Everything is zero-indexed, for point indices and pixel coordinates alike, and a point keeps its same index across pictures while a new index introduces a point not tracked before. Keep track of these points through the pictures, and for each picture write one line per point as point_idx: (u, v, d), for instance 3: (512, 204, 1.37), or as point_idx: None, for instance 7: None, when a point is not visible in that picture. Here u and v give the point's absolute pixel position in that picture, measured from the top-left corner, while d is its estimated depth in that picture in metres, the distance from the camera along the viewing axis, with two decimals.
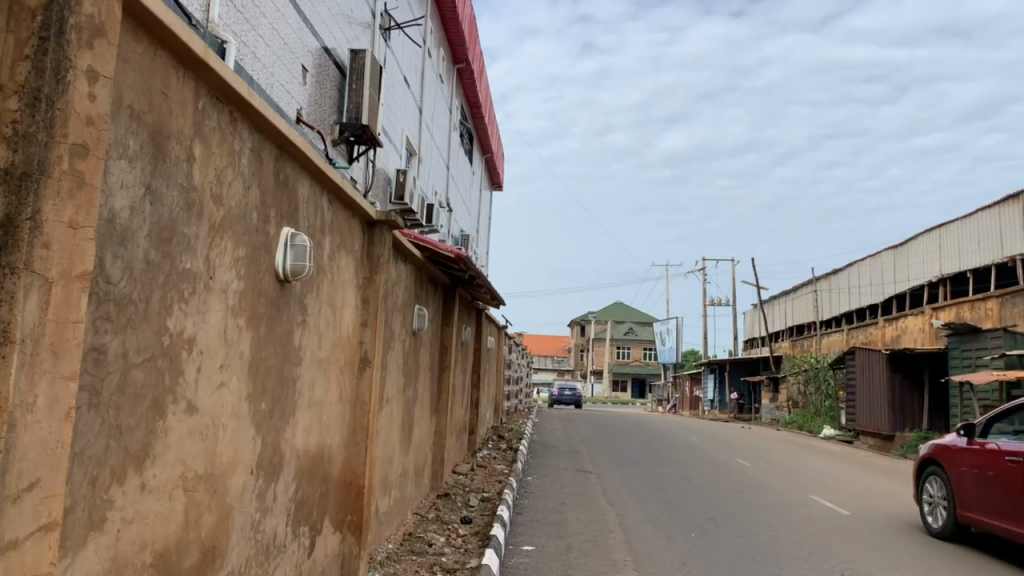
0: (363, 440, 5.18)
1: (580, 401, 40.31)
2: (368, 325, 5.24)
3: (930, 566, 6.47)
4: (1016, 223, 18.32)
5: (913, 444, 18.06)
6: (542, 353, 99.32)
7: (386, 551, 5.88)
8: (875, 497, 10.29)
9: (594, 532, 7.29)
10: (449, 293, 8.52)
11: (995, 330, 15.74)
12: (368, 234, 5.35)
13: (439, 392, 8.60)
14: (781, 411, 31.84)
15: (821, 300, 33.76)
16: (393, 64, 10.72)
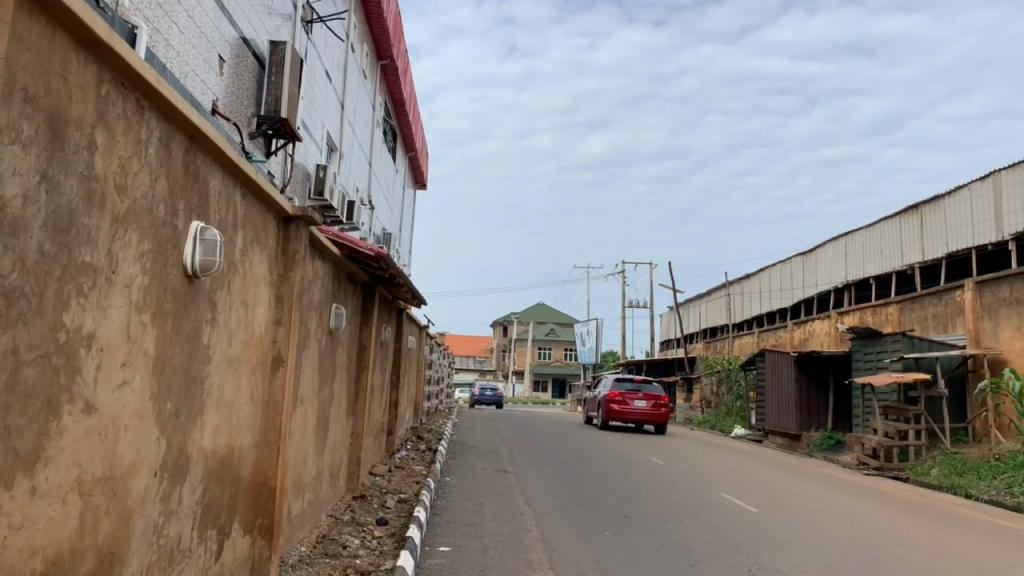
0: (276, 442, 5.05)
1: (500, 401, 40.44)
2: (282, 323, 5.12)
3: (832, 560, 6.75)
4: (915, 233, 19.28)
5: (819, 443, 18.82)
6: (463, 352, 99.39)
7: (299, 554, 5.77)
8: (783, 494, 10.66)
9: (511, 532, 7.31)
10: (369, 293, 8.42)
11: (895, 334, 16.44)
12: (284, 229, 5.21)
13: (356, 392, 8.47)
14: (694, 411, 32.64)
15: (733, 304, 34.89)
16: (314, 57, 10.51)
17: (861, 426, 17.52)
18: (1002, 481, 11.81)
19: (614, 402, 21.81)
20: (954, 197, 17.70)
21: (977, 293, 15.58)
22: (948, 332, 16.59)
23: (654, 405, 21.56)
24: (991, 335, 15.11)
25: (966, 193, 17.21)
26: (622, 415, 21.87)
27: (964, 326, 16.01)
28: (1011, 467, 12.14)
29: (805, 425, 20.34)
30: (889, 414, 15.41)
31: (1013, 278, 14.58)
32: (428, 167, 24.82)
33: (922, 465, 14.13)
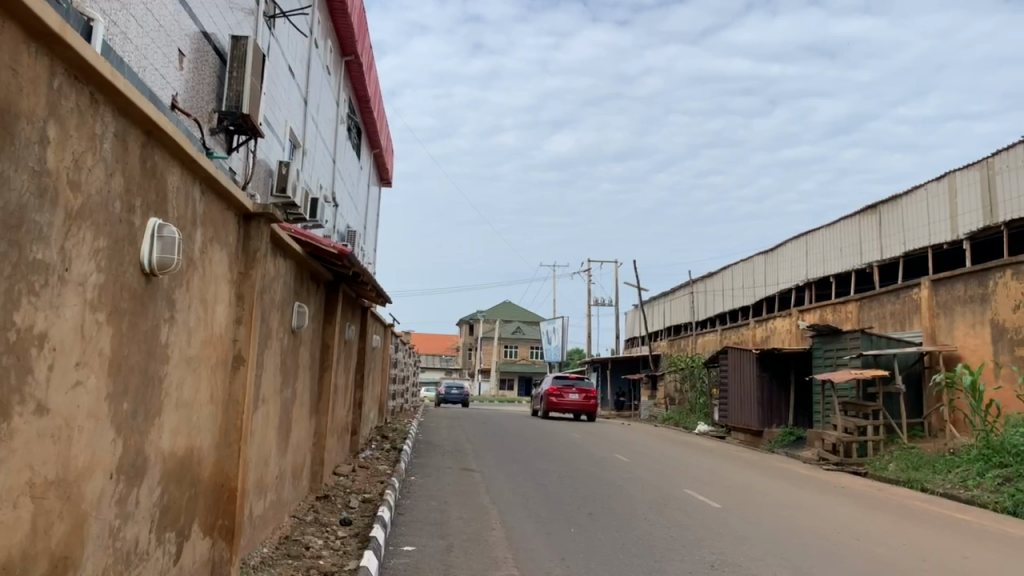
0: (237, 442, 4.98)
1: (467, 399, 40.43)
2: (243, 322, 5.04)
3: (793, 555, 6.84)
4: (873, 232, 19.63)
5: (780, 438, 19.14)
6: (429, 350, 99.25)
7: (261, 555, 5.70)
8: (745, 490, 10.78)
9: (476, 530, 7.32)
10: (332, 291, 8.34)
11: (853, 331, 16.77)
12: (244, 227, 5.13)
13: (319, 391, 8.39)
14: (659, 408, 32.93)
15: (696, 302, 35.28)
16: (277, 52, 10.38)
17: (821, 422, 17.84)
18: (957, 474, 12.10)
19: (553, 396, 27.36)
20: (911, 197, 18.04)
21: (933, 291, 15.92)
22: (905, 329, 16.95)
23: (584, 396, 27.70)
24: (947, 332, 15.46)
25: (923, 193, 17.55)
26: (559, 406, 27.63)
27: (920, 323, 16.36)
28: (966, 461, 12.44)
29: (766, 421, 20.69)
30: (848, 410, 15.72)
31: (967, 276, 14.92)
32: (393, 164, 24.69)
33: (880, 460, 14.43)
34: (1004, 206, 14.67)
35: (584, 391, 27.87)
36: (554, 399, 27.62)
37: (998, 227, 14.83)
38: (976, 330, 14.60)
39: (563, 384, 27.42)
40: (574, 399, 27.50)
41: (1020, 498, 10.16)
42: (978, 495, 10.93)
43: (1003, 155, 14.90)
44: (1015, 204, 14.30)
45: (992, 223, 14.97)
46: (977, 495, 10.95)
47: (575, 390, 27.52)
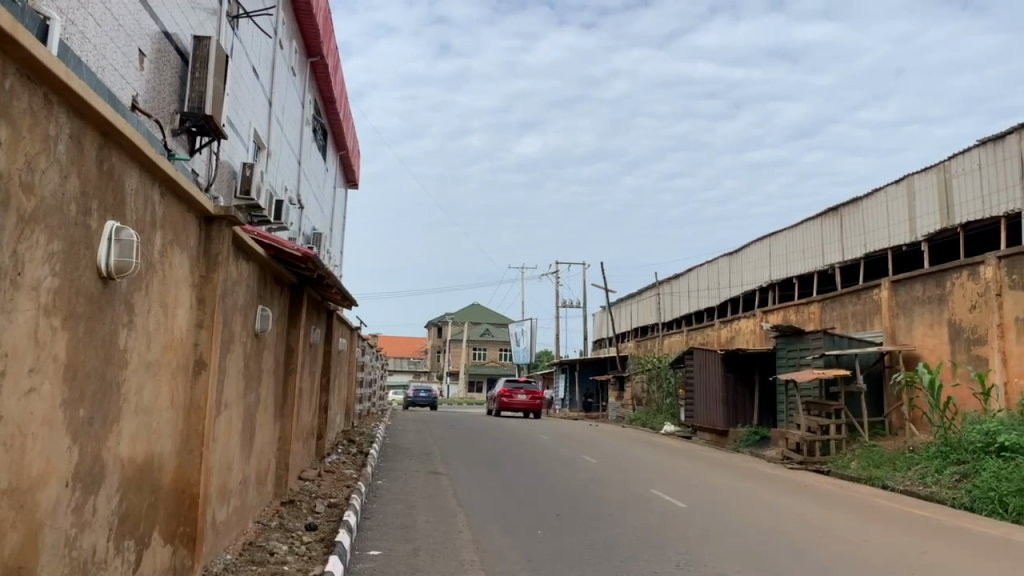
0: (199, 448, 4.91)
1: (435, 402, 40.27)
2: (204, 326, 4.98)
3: (757, 553, 6.91)
4: (835, 233, 19.96)
5: (745, 437, 19.37)
6: (397, 352, 98.79)
7: (224, 562, 5.63)
8: (711, 489, 10.87)
9: (443, 533, 7.30)
10: (297, 294, 8.26)
11: (816, 332, 16.92)
12: (206, 229, 5.06)
13: (284, 395, 8.30)
14: (627, 409, 33.12)
15: (662, 303, 35.56)
16: (240, 53, 10.27)
17: (784, 421, 18.08)
18: (916, 472, 12.35)
19: (504, 396, 31.44)
20: (871, 199, 18.37)
21: (892, 291, 16.23)
22: (866, 329, 17.24)
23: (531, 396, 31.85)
24: (906, 332, 15.76)
25: (883, 195, 17.87)
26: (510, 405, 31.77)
27: (880, 323, 16.66)
28: (925, 458, 12.69)
29: (731, 421, 20.95)
30: (811, 409, 15.97)
31: (925, 277, 15.22)
32: (360, 166, 24.53)
33: (842, 458, 14.67)
34: (961, 209, 15.01)
35: (532, 392, 31.98)
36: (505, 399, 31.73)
37: (955, 229, 15.17)
38: (934, 330, 14.91)
39: (513, 386, 31.35)
40: (522, 398, 31.60)
41: (976, 494, 10.40)
42: (936, 491, 11.16)
43: (959, 158, 15.23)
44: (971, 206, 14.65)
45: (948, 225, 15.32)
46: (935, 492, 11.19)
47: (523, 391, 31.62)
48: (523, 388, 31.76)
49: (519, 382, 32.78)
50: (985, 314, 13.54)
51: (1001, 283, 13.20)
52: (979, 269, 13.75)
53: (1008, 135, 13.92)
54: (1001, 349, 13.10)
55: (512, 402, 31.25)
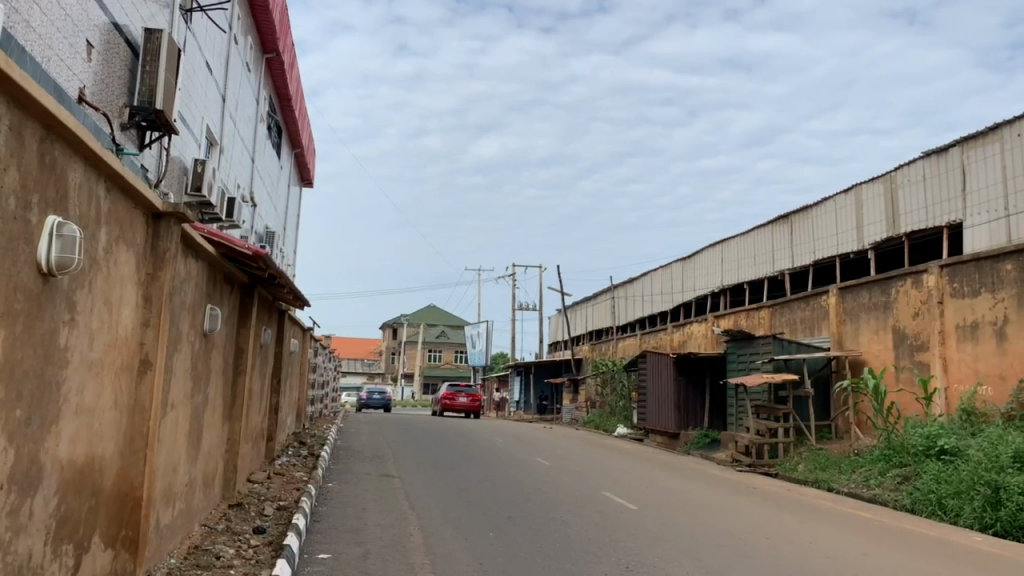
0: (143, 449, 4.80)
1: (388, 404, 39.96)
2: (151, 325, 4.87)
3: (703, 554, 6.99)
4: (785, 240, 20.33)
5: (696, 440, 19.63)
6: (352, 354, 97.91)
7: (168, 566, 5.51)
8: (663, 492, 10.97)
9: (394, 536, 7.26)
10: (247, 292, 8.13)
11: (766, 337, 17.30)
12: (153, 226, 4.95)
13: (234, 396, 8.16)
14: (581, 412, 33.22)
15: (616, 307, 35.85)
16: (193, 47, 10.06)
17: (734, 424, 18.34)
18: (861, 474, 12.65)
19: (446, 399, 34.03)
20: (821, 207, 18.75)
21: (840, 298, 16.58)
22: (814, 335, 17.60)
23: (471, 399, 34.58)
24: (853, 337, 16.12)
25: (831, 204, 18.25)
26: (450, 407, 34.37)
27: (828, 329, 17.01)
28: (869, 461, 13.01)
29: (682, 424, 21.11)
30: (760, 412, 16.19)
31: (872, 284, 15.60)
32: (315, 165, 24.25)
33: (790, 461, 14.92)
34: (906, 218, 15.41)
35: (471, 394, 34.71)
36: (446, 401, 34.27)
37: (901, 238, 15.58)
38: (880, 336, 15.27)
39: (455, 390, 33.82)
40: (463, 401, 34.28)
41: (917, 496, 10.72)
42: (879, 494, 11.46)
43: (905, 169, 15.63)
44: (917, 216, 15.05)
45: (894, 234, 15.72)
46: (879, 493, 11.48)
47: (464, 394, 34.16)
48: (463, 391, 34.30)
49: (459, 386, 35.14)
50: (928, 321, 13.93)
51: (943, 291, 13.61)
52: (923, 276, 14.14)
53: (952, 148, 14.34)
54: (943, 355, 13.51)
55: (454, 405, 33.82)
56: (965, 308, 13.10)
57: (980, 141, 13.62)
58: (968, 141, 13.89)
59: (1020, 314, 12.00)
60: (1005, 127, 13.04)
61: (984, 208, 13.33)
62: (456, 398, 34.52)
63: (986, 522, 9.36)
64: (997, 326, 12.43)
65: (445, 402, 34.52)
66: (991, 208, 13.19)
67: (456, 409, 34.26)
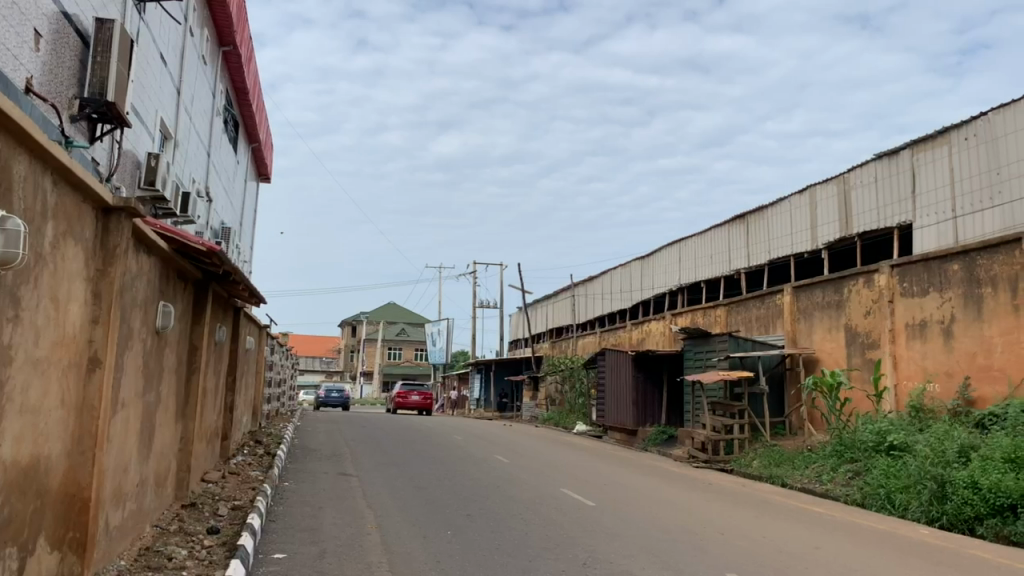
0: (91, 449, 4.70)
1: (346, 402, 39.60)
2: (100, 323, 4.75)
3: (661, 550, 7.05)
4: (741, 240, 20.65)
5: (654, 437, 19.84)
6: (310, 351, 96.81)
7: (118, 568, 5.40)
8: (619, 488, 11.06)
9: (350, 535, 7.21)
10: (201, 289, 7.98)
11: (722, 335, 17.54)
12: (103, 220, 4.84)
13: (187, 394, 8.01)
14: (541, 409, 33.33)
15: (577, 304, 35.98)
16: (147, 38, 9.84)
17: (691, 421, 18.58)
18: (814, 470, 12.89)
19: (399, 397, 34.14)
20: (776, 207, 19.06)
21: (794, 297, 16.89)
22: (769, 333, 17.90)
23: (423, 397, 34.74)
24: (806, 335, 16.43)
25: (786, 204, 18.57)
26: (404, 404, 34.47)
27: (782, 327, 17.32)
28: (821, 457, 13.27)
29: (640, 420, 21.32)
30: (716, 409, 16.42)
31: (825, 283, 15.90)
32: (272, 159, 23.94)
33: (745, 457, 15.17)
34: (859, 219, 15.74)
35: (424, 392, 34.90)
36: (399, 399, 34.35)
37: (853, 238, 15.92)
38: (833, 334, 15.58)
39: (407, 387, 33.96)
40: (416, 398, 34.40)
41: (867, 491, 10.98)
42: (831, 489, 11.70)
43: (858, 171, 15.96)
44: (869, 217, 15.39)
45: (847, 234, 16.06)
46: (831, 488, 11.72)
47: (417, 391, 34.30)
48: (416, 388, 34.44)
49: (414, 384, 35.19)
50: (879, 320, 14.25)
51: (894, 291, 13.94)
52: (874, 276, 14.46)
53: (902, 150, 14.67)
54: (893, 353, 13.84)
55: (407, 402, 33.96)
56: (914, 307, 13.43)
57: (929, 145, 13.96)
58: (918, 144, 14.23)
59: (966, 313, 12.35)
60: (954, 131, 13.38)
61: (932, 210, 13.69)
62: (410, 395, 34.59)
63: (932, 516, 9.63)
64: (944, 325, 12.78)
65: (399, 400, 34.59)
66: (939, 210, 13.54)
67: (410, 408, 34.56)
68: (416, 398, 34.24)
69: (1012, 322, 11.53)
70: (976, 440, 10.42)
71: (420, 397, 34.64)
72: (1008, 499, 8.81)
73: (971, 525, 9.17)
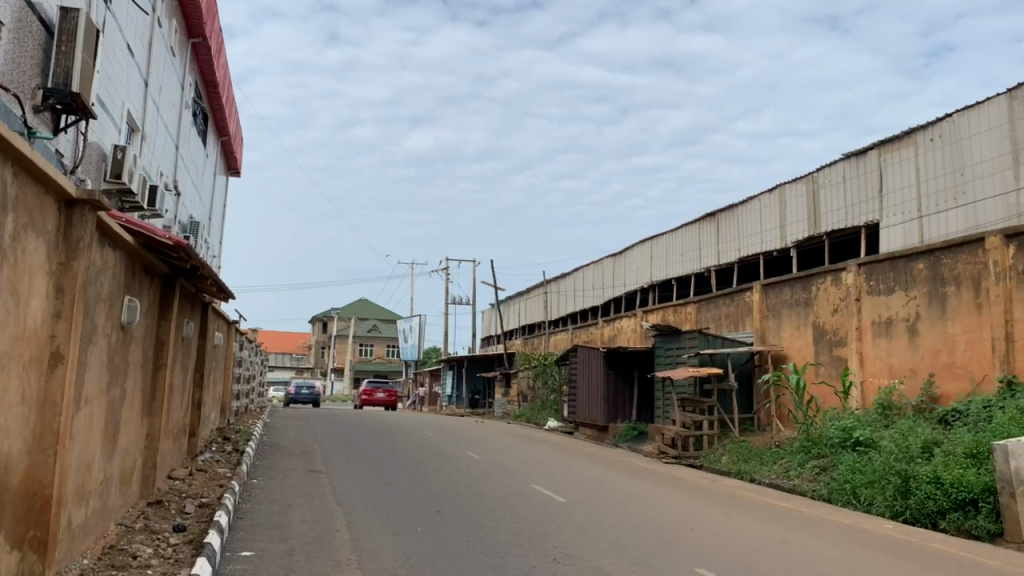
0: (53, 446, 4.61)
1: (317, 399, 39.30)
2: (62, 317, 4.66)
3: (630, 546, 7.09)
4: (712, 238, 20.83)
5: (624, 433, 19.96)
6: (280, 347, 95.88)
7: (81, 566, 5.32)
8: (589, 484, 11.11)
9: (318, 532, 7.18)
10: (168, 284, 7.87)
11: (692, 332, 17.66)
12: (66, 214, 4.75)
13: (153, 391, 7.88)
14: (513, 406, 33.40)
15: (549, 301, 36.03)
16: (113, 28, 9.67)
17: (661, 417, 18.71)
18: (781, 466, 13.05)
19: (365, 394, 34.16)
20: (745, 206, 19.25)
21: (763, 294, 17.08)
22: (738, 330, 18.07)
23: (388, 395, 34.84)
24: (775, 333, 16.64)
25: (755, 203, 18.76)
26: (370, 402, 34.48)
27: (751, 325, 17.52)
28: (789, 453, 13.43)
29: (611, 417, 21.39)
30: (686, 406, 16.55)
31: (793, 281, 16.10)
32: (242, 153, 23.67)
33: (714, 453, 15.32)
34: (827, 217, 15.95)
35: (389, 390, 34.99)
36: (365, 397, 34.38)
37: (821, 237, 16.14)
38: (801, 332, 15.77)
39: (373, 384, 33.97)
40: (381, 396, 34.44)
41: (833, 486, 11.13)
42: (798, 484, 11.85)
43: (825, 170, 16.16)
44: (837, 216, 15.60)
45: (815, 233, 16.28)
46: (798, 484, 11.88)
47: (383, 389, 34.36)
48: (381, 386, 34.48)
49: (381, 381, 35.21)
50: (846, 318, 14.45)
51: (860, 289, 14.15)
52: (841, 275, 14.66)
53: (869, 150, 14.87)
54: (859, 350, 14.05)
55: (372, 399, 34.02)
56: (880, 305, 13.65)
57: (896, 145, 14.17)
58: (885, 145, 14.44)
59: (931, 312, 12.58)
60: (920, 132, 13.60)
61: (898, 210, 13.90)
62: (376, 394, 34.49)
63: (896, 510, 9.79)
64: (909, 323, 12.99)
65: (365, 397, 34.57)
66: (905, 210, 13.76)
67: (377, 405, 34.51)
68: (382, 395, 34.30)
69: (975, 319, 11.76)
70: (939, 436, 10.61)
71: (386, 395, 34.71)
72: (969, 494, 8.97)
73: (934, 519, 9.34)
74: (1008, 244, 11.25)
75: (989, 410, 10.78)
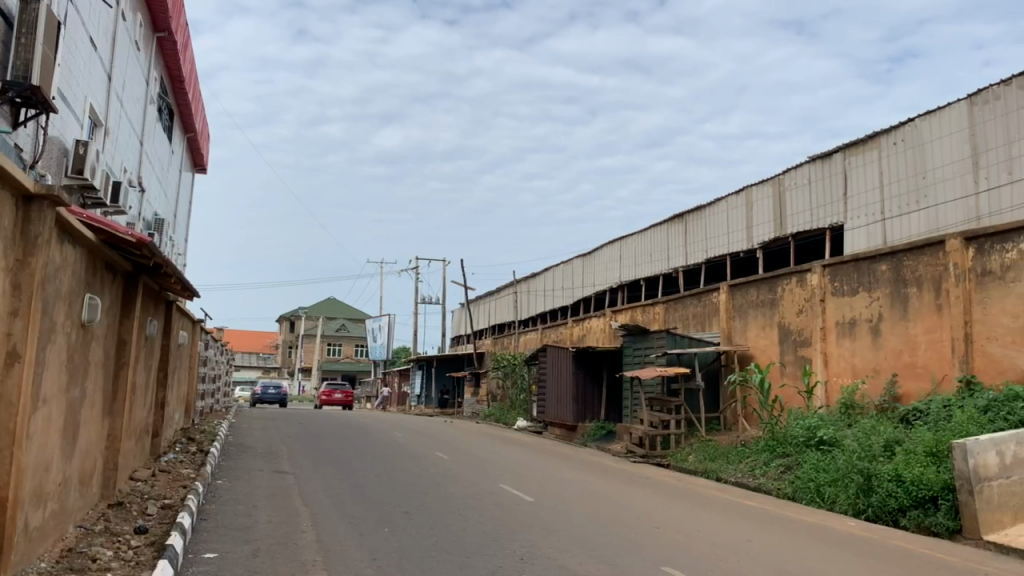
0: (9, 446, 4.51)
1: (284, 399, 38.89)
2: (20, 315, 4.56)
3: (596, 545, 7.10)
4: (680, 238, 20.99)
5: (593, 433, 20.04)
6: (247, 347, 94.71)
7: (38, 569, 5.21)
8: (557, 483, 11.15)
9: (284, 533, 7.11)
10: (131, 283, 7.74)
11: (659, 332, 17.74)
12: (24, 209, 4.65)
13: (115, 390, 7.75)
14: (482, 406, 33.32)
15: (519, 301, 36.02)
16: (75, 20, 9.48)
17: (629, 416, 18.81)
18: (747, 464, 13.19)
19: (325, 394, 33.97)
20: (713, 207, 19.41)
21: (730, 294, 17.25)
22: (705, 329, 18.22)
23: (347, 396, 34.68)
24: (741, 333, 16.82)
25: (723, 205, 18.92)
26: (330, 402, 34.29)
27: (718, 325, 17.71)
28: (754, 452, 13.58)
29: (580, 416, 21.45)
30: (654, 405, 16.65)
31: (759, 282, 16.29)
32: (209, 151, 23.42)
33: (681, 452, 15.43)
34: (792, 219, 16.15)
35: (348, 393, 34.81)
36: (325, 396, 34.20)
37: (787, 238, 16.34)
38: (766, 332, 15.96)
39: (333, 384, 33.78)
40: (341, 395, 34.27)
41: (798, 485, 11.29)
42: (763, 483, 12.00)
43: (791, 173, 16.35)
44: (802, 218, 15.82)
45: (781, 234, 16.48)
46: (762, 482, 12.01)
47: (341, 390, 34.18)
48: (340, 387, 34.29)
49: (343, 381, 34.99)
50: (810, 318, 14.64)
51: (825, 290, 14.34)
52: (806, 276, 14.86)
53: (835, 154, 15.08)
54: (823, 350, 14.24)
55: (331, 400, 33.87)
56: (844, 305, 13.86)
57: (860, 148, 14.38)
58: (849, 148, 14.65)
59: (893, 313, 12.80)
60: (884, 136, 13.82)
61: (862, 212, 14.13)
62: (335, 394, 34.17)
63: (858, 508, 9.95)
64: (872, 324, 13.22)
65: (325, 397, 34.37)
66: (868, 212, 13.98)
67: (340, 404, 34.31)
68: (341, 395, 34.15)
69: (936, 320, 11.98)
70: (901, 435, 10.80)
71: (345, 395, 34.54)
72: (929, 491, 9.14)
73: (895, 516, 9.51)
74: (967, 246, 11.49)
75: (948, 409, 11.00)
